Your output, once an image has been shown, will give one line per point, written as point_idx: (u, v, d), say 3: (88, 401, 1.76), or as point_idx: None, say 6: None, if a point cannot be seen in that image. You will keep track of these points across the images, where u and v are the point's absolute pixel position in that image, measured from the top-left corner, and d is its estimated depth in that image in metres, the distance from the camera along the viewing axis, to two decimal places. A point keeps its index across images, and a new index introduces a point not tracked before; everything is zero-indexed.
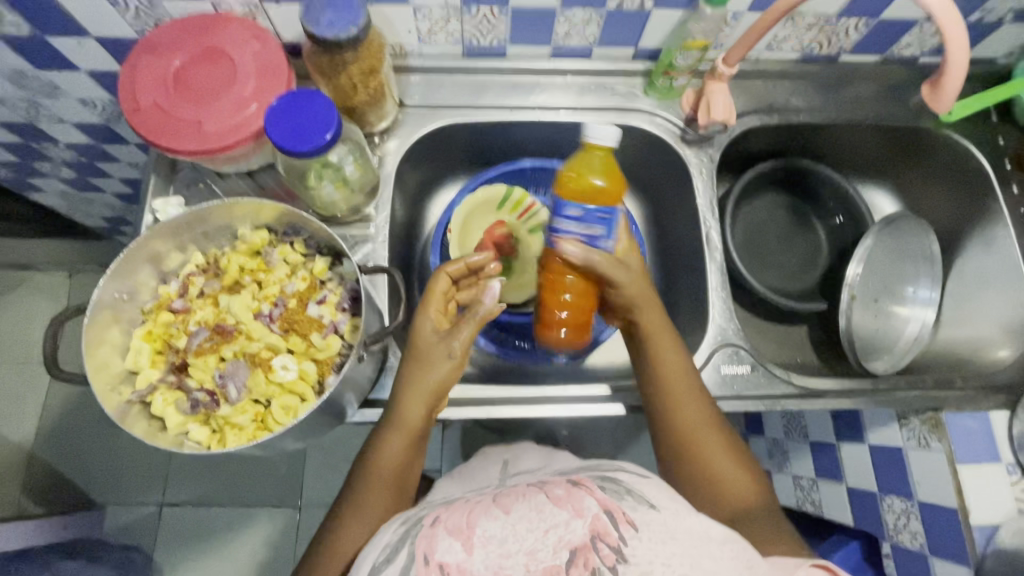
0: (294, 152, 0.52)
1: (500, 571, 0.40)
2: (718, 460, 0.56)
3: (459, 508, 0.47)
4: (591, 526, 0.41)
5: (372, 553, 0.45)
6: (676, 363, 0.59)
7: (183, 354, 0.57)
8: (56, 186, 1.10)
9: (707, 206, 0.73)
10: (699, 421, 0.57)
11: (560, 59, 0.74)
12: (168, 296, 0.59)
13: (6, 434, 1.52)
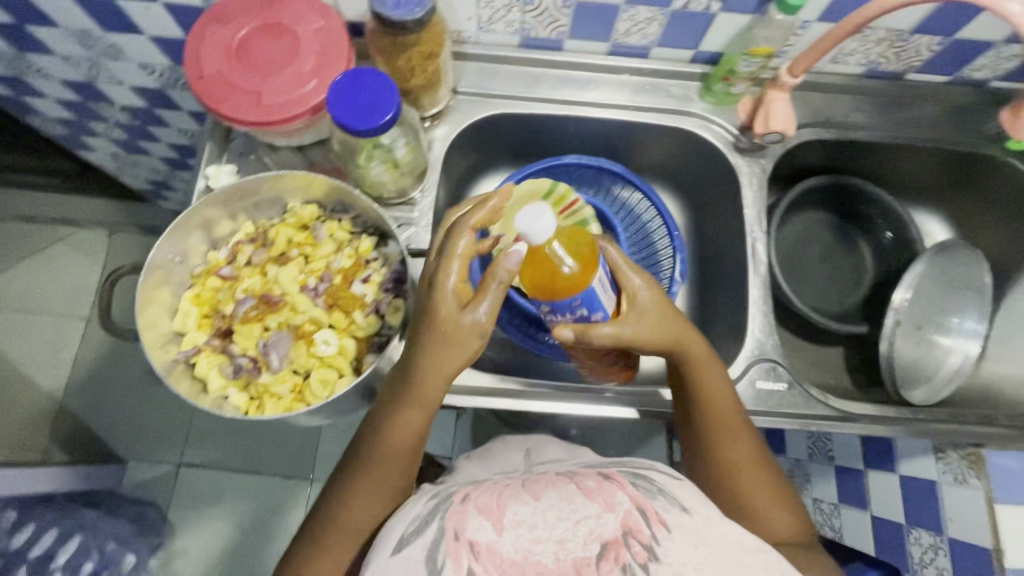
0: (352, 130, 0.52)
1: (529, 555, 0.40)
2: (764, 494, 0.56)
3: (488, 488, 0.47)
4: (624, 521, 0.42)
5: (401, 523, 0.46)
6: (723, 395, 0.58)
7: (229, 319, 0.58)
8: (107, 146, 1.13)
9: (755, 217, 0.72)
10: (745, 454, 0.57)
11: (617, 57, 0.73)
12: (217, 262, 0.60)
13: (38, 382, 1.58)
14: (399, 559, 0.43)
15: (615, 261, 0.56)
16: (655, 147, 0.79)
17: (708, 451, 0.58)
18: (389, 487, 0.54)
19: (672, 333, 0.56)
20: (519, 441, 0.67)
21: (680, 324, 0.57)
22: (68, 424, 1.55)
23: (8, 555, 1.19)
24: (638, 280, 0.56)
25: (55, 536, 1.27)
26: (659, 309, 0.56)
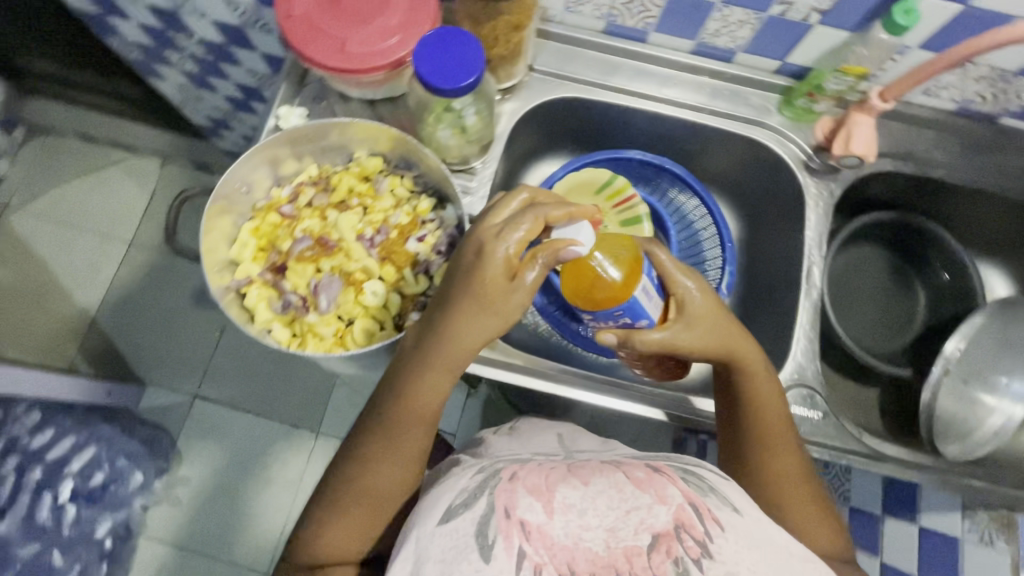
0: (435, 88, 0.52)
1: (579, 541, 0.41)
2: (802, 508, 0.55)
3: (534, 469, 0.48)
4: (677, 515, 0.42)
5: (448, 494, 0.46)
6: (773, 405, 0.57)
7: (284, 256, 0.60)
8: (176, 77, 1.16)
9: (815, 240, 0.70)
10: (788, 467, 0.56)
11: (699, 57, 0.71)
12: (279, 199, 0.61)
13: (75, 296, 1.63)
14: (446, 530, 0.42)
15: (663, 267, 0.56)
16: (720, 155, 0.77)
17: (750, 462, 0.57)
18: (409, 451, 0.54)
19: (720, 338, 0.56)
20: (554, 426, 0.70)
21: (731, 329, 0.57)
22: (97, 340, 1.60)
23: (25, 455, 1.23)
24: (684, 289, 0.56)
25: (73, 443, 1.30)
26: (708, 315, 0.56)
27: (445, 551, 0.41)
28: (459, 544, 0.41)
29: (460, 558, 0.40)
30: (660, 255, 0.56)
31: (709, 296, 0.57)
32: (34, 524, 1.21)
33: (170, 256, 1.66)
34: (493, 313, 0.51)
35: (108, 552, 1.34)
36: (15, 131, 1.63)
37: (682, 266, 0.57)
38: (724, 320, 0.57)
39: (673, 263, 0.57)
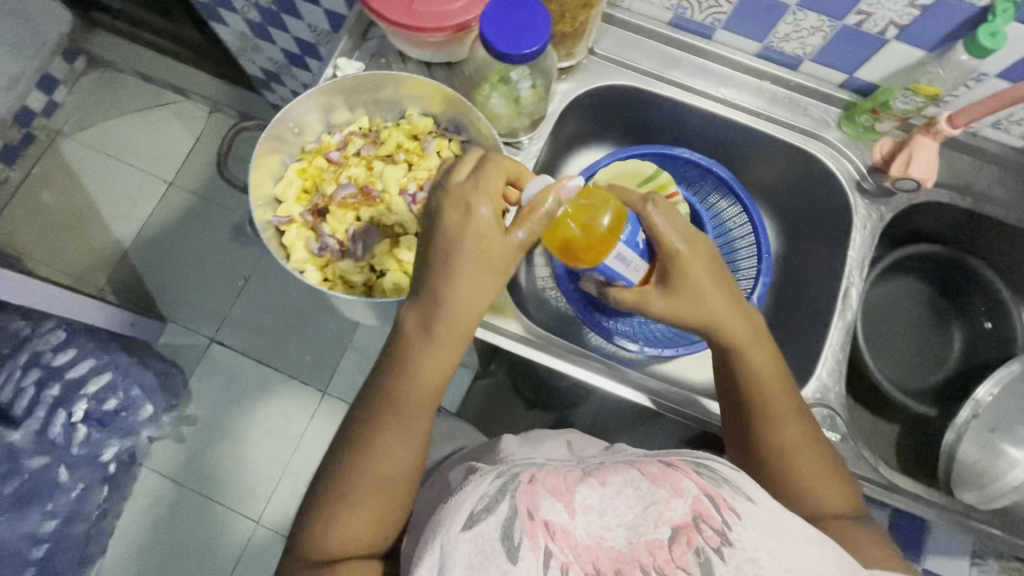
0: (496, 51, 0.52)
1: (601, 540, 0.41)
2: (818, 475, 0.56)
3: (553, 471, 0.49)
4: (693, 506, 0.42)
5: (471, 498, 0.46)
6: (772, 377, 0.58)
7: (326, 200, 0.61)
8: (238, 25, 1.17)
9: (857, 262, 0.68)
10: (797, 438, 0.57)
11: (763, 62, 0.70)
12: (328, 145, 0.62)
13: (109, 227, 1.66)
14: (471, 535, 0.42)
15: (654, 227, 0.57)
16: (768, 165, 0.76)
17: (757, 444, 0.58)
18: (420, 432, 0.56)
19: (711, 311, 0.57)
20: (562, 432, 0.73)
21: (721, 299, 0.58)
22: (126, 273, 1.64)
23: (46, 370, 1.24)
24: (672, 254, 0.57)
25: (92, 366, 1.32)
26: (704, 281, 0.57)
27: (472, 556, 0.41)
28: (485, 548, 0.41)
29: (488, 561, 0.41)
30: (652, 215, 0.57)
31: (703, 262, 0.58)
32: (45, 439, 1.21)
33: (205, 201, 1.69)
34: (495, 266, 0.53)
35: (111, 475, 1.38)
36: (76, 62, 1.68)
37: (673, 227, 0.57)
38: (717, 289, 0.58)
39: (666, 224, 0.57)
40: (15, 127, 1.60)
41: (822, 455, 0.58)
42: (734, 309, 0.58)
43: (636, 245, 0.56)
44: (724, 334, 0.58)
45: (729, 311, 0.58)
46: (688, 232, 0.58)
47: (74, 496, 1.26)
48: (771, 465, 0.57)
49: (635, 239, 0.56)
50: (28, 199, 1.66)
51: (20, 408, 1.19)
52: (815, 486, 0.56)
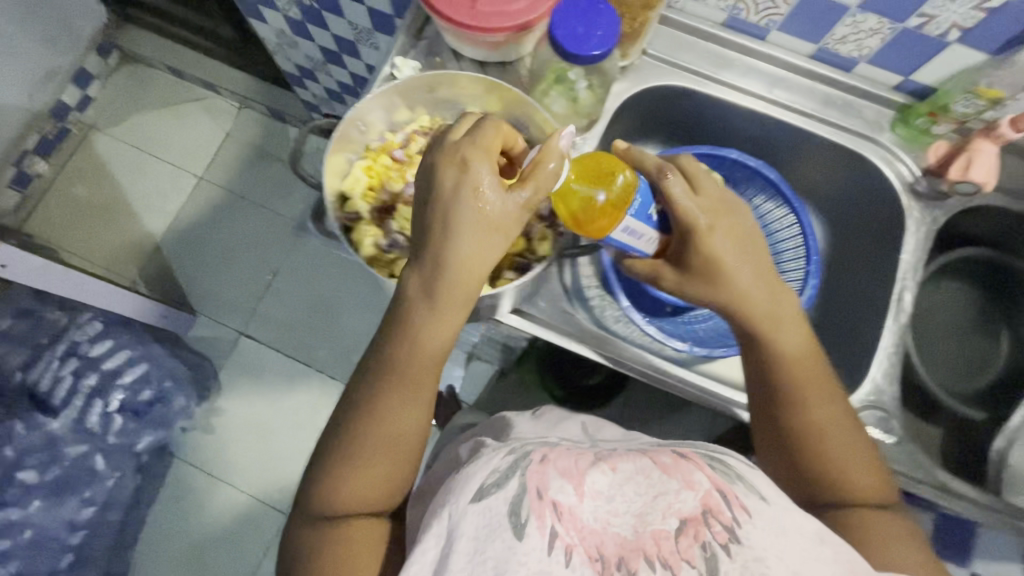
0: (564, 52, 0.52)
1: (608, 525, 0.43)
2: (851, 453, 0.57)
3: (564, 453, 0.49)
4: (704, 500, 0.44)
5: (481, 472, 0.47)
6: (802, 354, 0.59)
7: (395, 198, 0.63)
8: (278, 22, 1.18)
9: (910, 265, 0.68)
10: (829, 416, 0.58)
11: (817, 63, 0.70)
12: (393, 143, 0.63)
13: (141, 220, 1.68)
14: (480, 508, 0.43)
15: (668, 199, 0.59)
16: (815, 166, 0.76)
17: (788, 423, 0.58)
18: (425, 395, 0.58)
19: (738, 287, 0.59)
20: (578, 413, 0.73)
21: (748, 276, 0.59)
22: (157, 266, 1.65)
23: (84, 360, 1.31)
24: (693, 229, 0.58)
25: (126, 358, 1.37)
26: (731, 257, 0.59)
27: (478, 528, 0.42)
28: (493, 523, 0.42)
29: (493, 536, 0.42)
30: (671, 189, 0.58)
31: (729, 239, 0.59)
32: (83, 427, 1.28)
33: (234, 196, 1.69)
34: (496, 227, 0.53)
35: (144, 465, 1.42)
36: (111, 58, 1.71)
37: (694, 202, 0.59)
38: (744, 265, 0.59)
39: (687, 200, 0.58)
40: (51, 122, 1.62)
41: (850, 433, 0.58)
42: (758, 284, 0.59)
43: (647, 216, 0.58)
44: (754, 311, 0.59)
45: (755, 289, 0.59)
46: (712, 207, 0.59)
47: (110, 484, 1.31)
48: (803, 444, 0.58)
49: (645, 210, 0.58)
50: (61, 192, 1.68)
51: (59, 396, 1.26)
52: (847, 463, 0.57)
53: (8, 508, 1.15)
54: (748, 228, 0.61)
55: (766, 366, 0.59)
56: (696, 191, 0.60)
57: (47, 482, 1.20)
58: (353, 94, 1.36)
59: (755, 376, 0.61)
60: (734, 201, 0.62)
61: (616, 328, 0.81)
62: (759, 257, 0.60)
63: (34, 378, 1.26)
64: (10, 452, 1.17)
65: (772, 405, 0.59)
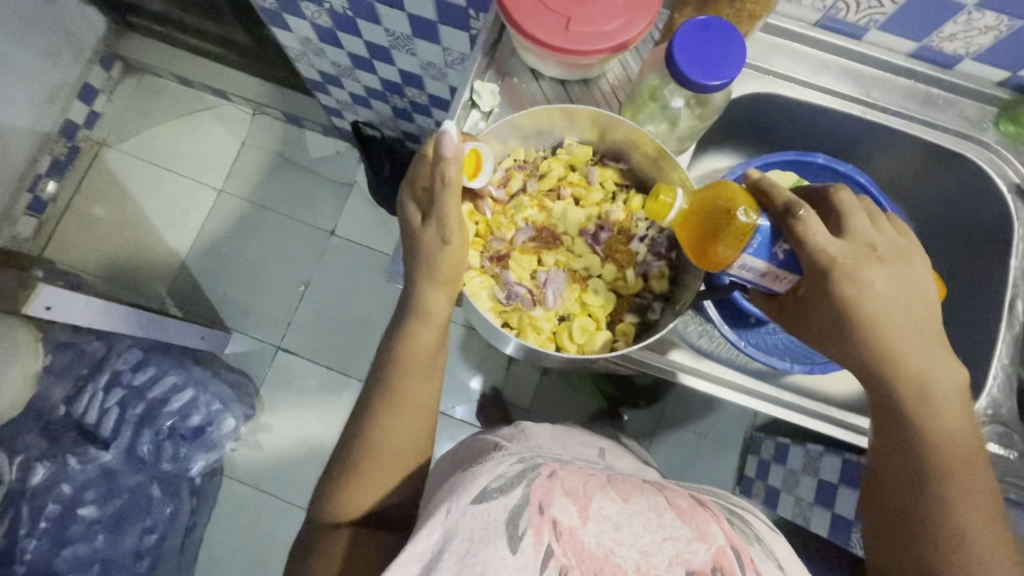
0: (689, 82, 0.53)
1: (610, 554, 0.39)
2: (993, 549, 0.49)
3: (573, 474, 0.47)
4: (716, 556, 0.40)
5: (486, 477, 0.45)
6: (956, 422, 0.53)
7: (508, 244, 0.66)
8: (303, 30, 1.08)
9: (1020, 271, 0.69)
10: (976, 499, 0.51)
11: (915, 61, 0.68)
12: (494, 184, 0.66)
13: (167, 238, 1.57)
14: (478, 511, 0.41)
15: (796, 242, 0.52)
16: (898, 164, 0.75)
17: (924, 492, 0.52)
18: (423, 409, 0.57)
19: (886, 345, 0.53)
20: (597, 441, 0.76)
21: (903, 335, 0.53)
22: (186, 283, 1.55)
23: (129, 390, 1.22)
24: (834, 283, 0.52)
25: (171, 384, 1.27)
26: (883, 317, 0.53)
27: (474, 530, 0.39)
28: (488, 528, 0.39)
29: (485, 541, 0.38)
30: (805, 235, 0.51)
31: (884, 297, 0.53)
32: (135, 457, 1.19)
33: (259, 208, 1.59)
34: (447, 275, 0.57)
35: (198, 488, 1.34)
36: (113, 69, 1.59)
37: (841, 256, 0.52)
38: (901, 324, 0.53)
39: (829, 250, 0.52)
40: (61, 141, 1.51)
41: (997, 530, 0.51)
42: (912, 347, 0.53)
43: (767, 253, 0.54)
44: (906, 372, 0.53)
45: (910, 350, 0.53)
46: (861, 261, 0.53)
47: (168, 511, 1.23)
48: (937, 518, 0.51)
49: (765, 248, 0.53)
50: (78, 216, 1.57)
51: (107, 428, 1.18)
52: (989, 559, 0.49)
53: (74, 543, 1.08)
54: (911, 288, 0.54)
55: (910, 428, 0.53)
56: (848, 243, 0.53)
57: (107, 515, 1.13)
58: (380, 98, 1.26)
59: (890, 436, 0.54)
60: (894, 262, 0.54)
61: (700, 344, 0.73)
62: (923, 319, 0.54)
63: (80, 410, 1.17)
64: (67, 490, 1.10)
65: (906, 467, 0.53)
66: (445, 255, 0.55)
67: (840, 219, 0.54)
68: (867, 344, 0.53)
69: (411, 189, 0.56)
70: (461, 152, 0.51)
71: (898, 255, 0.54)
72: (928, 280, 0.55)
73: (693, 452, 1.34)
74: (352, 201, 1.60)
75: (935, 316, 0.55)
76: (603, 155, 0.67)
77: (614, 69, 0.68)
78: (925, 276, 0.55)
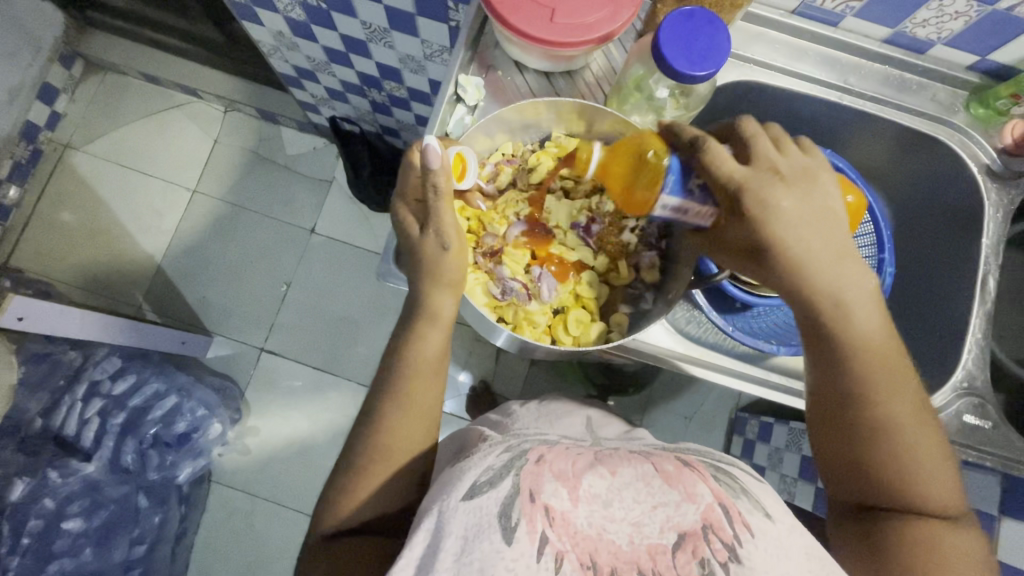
0: (676, 72, 0.53)
1: (602, 532, 0.40)
2: (924, 455, 0.51)
3: (562, 454, 0.47)
4: (705, 515, 0.41)
5: (474, 470, 0.44)
6: (879, 344, 0.52)
7: (500, 240, 0.66)
8: (275, 24, 1.04)
9: (991, 250, 0.72)
10: (907, 417, 0.51)
11: (892, 47, 0.70)
12: (483, 179, 0.66)
13: (140, 242, 1.52)
14: (470, 506, 0.40)
15: (706, 174, 0.50)
16: (872, 147, 0.78)
17: (859, 414, 0.51)
18: (424, 408, 0.57)
19: (807, 273, 0.51)
20: (584, 410, 0.77)
21: (820, 258, 0.51)
22: (164, 287, 1.51)
23: (109, 399, 1.18)
24: (748, 211, 0.50)
25: (154, 391, 1.24)
26: (797, 243, 0.50)
27: (467, 527, 0.39)
28: (482, 522, 0.39)
29: (481, 536, 0.39)
30: (710, 163, 0.50)
31: (795, 219, 0.50)
32: (119, 467, 1.15)
33: (236, 208, 1.55)
34: (447, 280, 0.57)
35: (185, 495, 1.31)
36: (74, 67, 1.52)
37: (746, 180, 0.50)
38: (814, 241, 0.51)
39: (736, 175, 0.50)
40: (22, 144, 1.46)
41: (927, 433, 0.51)
42: (830, 265, 0.51)
43: (685, 190, 0.52)
44: (826, 300, 0.51)
45: (828, 275, 0.51)
46: (765, 183, 0.50)
47: (157, 520, 1.20)
48: (868, 435, 0.51)
49: (681, 184, 0.52)
50: (46, 221, 1.51)
51: (88, 438, 1.13)
52: (920, 462, 0.51)
53: (60, 559, 1.05)
54: (821, 204, 0.51)
55: (836, 362, 0.52)
56: (750, 167, 0.51)
57: (94, 528, 1.10)
58: (357, 92, 1.24)
59: (821, 363, 0.53)
60: (803, 174, 0.52)
61: (688, 330, 0.74)
62: (836, 234, 0.52)
63: (58, 423, 1.13)
64: (50, 504, 1.07)
65: (838, 404, 0.52)
66: (447, 259, 0.56)
67: (745, 148, 0.52)
68: (788, 275, 0.51)
69: (405, 204, 0.58)
70: (447, 162, 0.52)
71: (801, 173, 0.51)
72: (835, 194, 0.52)
73: (681, 434, 1.37)
74: (332, 197, 1.58)
75: (844, 230, 0.52)
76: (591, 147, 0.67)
77: (597, 60, 0.68)
78: (830, 189, 0.52)
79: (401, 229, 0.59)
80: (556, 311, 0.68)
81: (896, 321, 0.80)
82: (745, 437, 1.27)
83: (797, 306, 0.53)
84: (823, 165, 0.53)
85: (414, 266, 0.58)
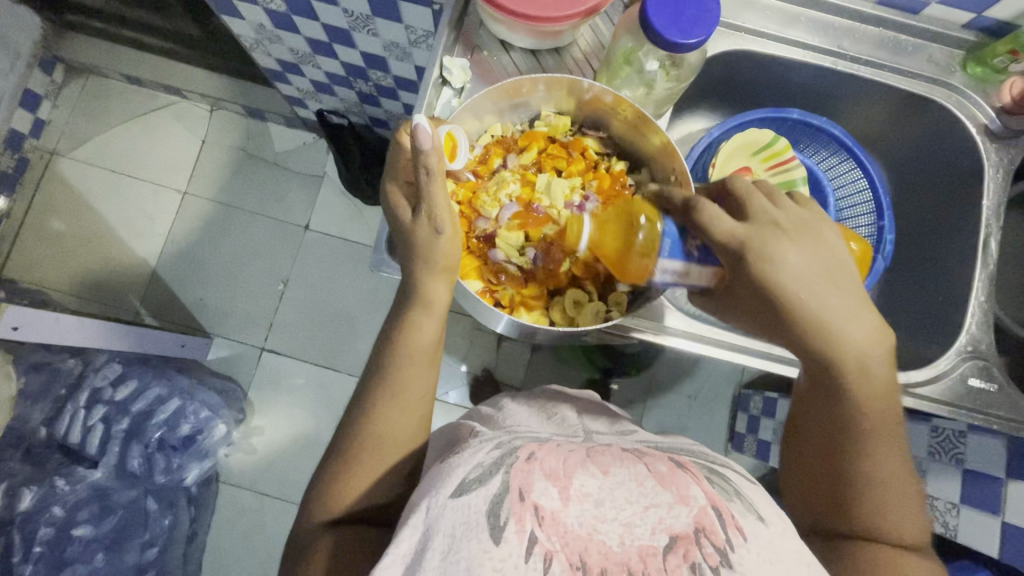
0: (667, 39, 0.52)
1: (593, 532, 0.38)
2: (898, 513, 0.51)
3: (553, 453, 0.45)
4: (697, 518, 0.40)
5: (463, 468, 0.44)
6: (880, 400, 0.52)
7: (494, 223, 0.65)
8: (256, 17, 1.02)
9: (992, 211, 0.71)
10: (893, 471, 0.51)
11: (884, 8, 0.69)
12: (473, 161, 0.65)
13: (133, 246, 1.50)
14: (458, 504, 0.40)
15: (703, 235, 0.53)
16: (866, 112, 0.77)
17: (844, 461, 0.52)
18: (419, 400, 0.56)
19: (813, 327, 0.51)
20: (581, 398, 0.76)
21: (828, 316, 0.51)
22: (159, 291, 1.50)
23: (111, 405, 1.18)
24: (750, 266, 0.51)
25: (155, 396, 1.23)
26: (804, 296, 0.51)
27: (454, 526, 0.39)
28: (470, 521, 0.39)
29: (468, 535, 0.38)
30: (708, 222, 0.52)
31: (800, 272, 0.51)
32: (126, 472, 1.15)
33: (227, 207, 1.54)
34: (439, 265, 0.56)
35: (194, 497, 1.31)
36: (55, 73, 1.49)
37: (748, 237, 0.51)
38: (819, 297, 0.51)
39: (737, 232, 0.51)
40: (6, 153, 1.43)
41: (909, 492, 0.52)
42: (835, 321, 0.51)
43: (683, 254, 0.55)
44: (841, 353, 0.51)
45: (841, 334, 0.51)
46: (768, 238, 0.51)
47: (168, 523, 1.20)
48: (852, 484, 0.51)
49: (678, 248, 0.55)
50: (37, 229, 1.49)
51: (93, 445, 1.14)
52: (898, 519, 0.51)
53: (73, 565, 1.05)
54: (830, 255, 0.52)
55: (831, 418, 0.53)
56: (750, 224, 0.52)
57: (104, 533, 1.10)
58: (343, 84, 1.22)
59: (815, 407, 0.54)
60: (815, 229, 0.53)
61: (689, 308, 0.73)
62: (847, 292, 0.52)
63: (62, 431, 1.13)
64: (60, 512, 1.06)
65: (832, 450, 0.53)
66: (441, 243, 0.55)
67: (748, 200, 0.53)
68: (792, 328, 0.52)
69: (398, 186, 0.59)
70: (439, 142, 0.51)
71: (809, 228, 0.52)
72: (842, 244, 0.53)
73: (685, 413, 1.37)
74: (325, 192, 1.56)
75: (856, 280, 0.53)
76: (581, 124, 0.68)
77: (585, 35, 0.66)
78: (841, 246, 0.53)
79: (391, 215, 0.58)
80: (552, 291, 0.67)
81: (898, 289, 0.80)
82: (750, 413, 1.27)
83: (800, 350, 0.53)
84: (823, 219, 0.54)
85: (407, 254, 0.57)
